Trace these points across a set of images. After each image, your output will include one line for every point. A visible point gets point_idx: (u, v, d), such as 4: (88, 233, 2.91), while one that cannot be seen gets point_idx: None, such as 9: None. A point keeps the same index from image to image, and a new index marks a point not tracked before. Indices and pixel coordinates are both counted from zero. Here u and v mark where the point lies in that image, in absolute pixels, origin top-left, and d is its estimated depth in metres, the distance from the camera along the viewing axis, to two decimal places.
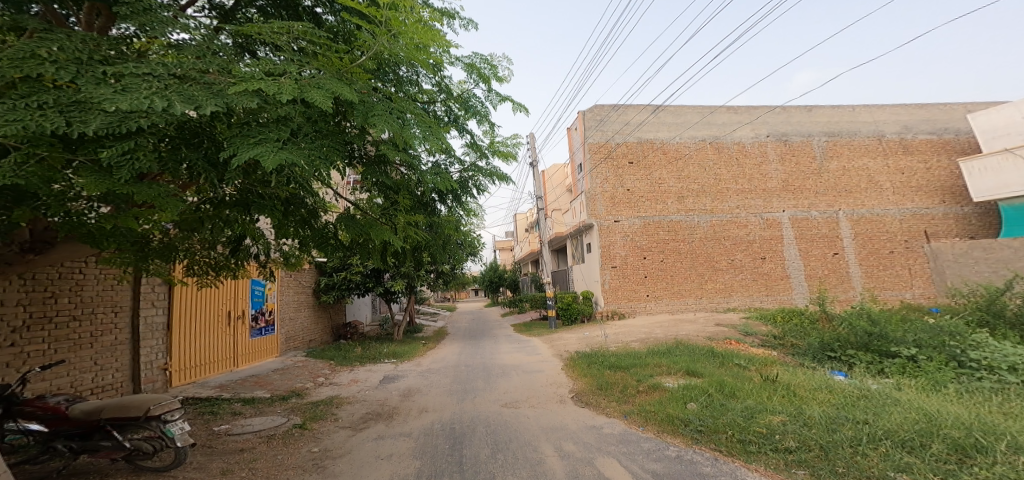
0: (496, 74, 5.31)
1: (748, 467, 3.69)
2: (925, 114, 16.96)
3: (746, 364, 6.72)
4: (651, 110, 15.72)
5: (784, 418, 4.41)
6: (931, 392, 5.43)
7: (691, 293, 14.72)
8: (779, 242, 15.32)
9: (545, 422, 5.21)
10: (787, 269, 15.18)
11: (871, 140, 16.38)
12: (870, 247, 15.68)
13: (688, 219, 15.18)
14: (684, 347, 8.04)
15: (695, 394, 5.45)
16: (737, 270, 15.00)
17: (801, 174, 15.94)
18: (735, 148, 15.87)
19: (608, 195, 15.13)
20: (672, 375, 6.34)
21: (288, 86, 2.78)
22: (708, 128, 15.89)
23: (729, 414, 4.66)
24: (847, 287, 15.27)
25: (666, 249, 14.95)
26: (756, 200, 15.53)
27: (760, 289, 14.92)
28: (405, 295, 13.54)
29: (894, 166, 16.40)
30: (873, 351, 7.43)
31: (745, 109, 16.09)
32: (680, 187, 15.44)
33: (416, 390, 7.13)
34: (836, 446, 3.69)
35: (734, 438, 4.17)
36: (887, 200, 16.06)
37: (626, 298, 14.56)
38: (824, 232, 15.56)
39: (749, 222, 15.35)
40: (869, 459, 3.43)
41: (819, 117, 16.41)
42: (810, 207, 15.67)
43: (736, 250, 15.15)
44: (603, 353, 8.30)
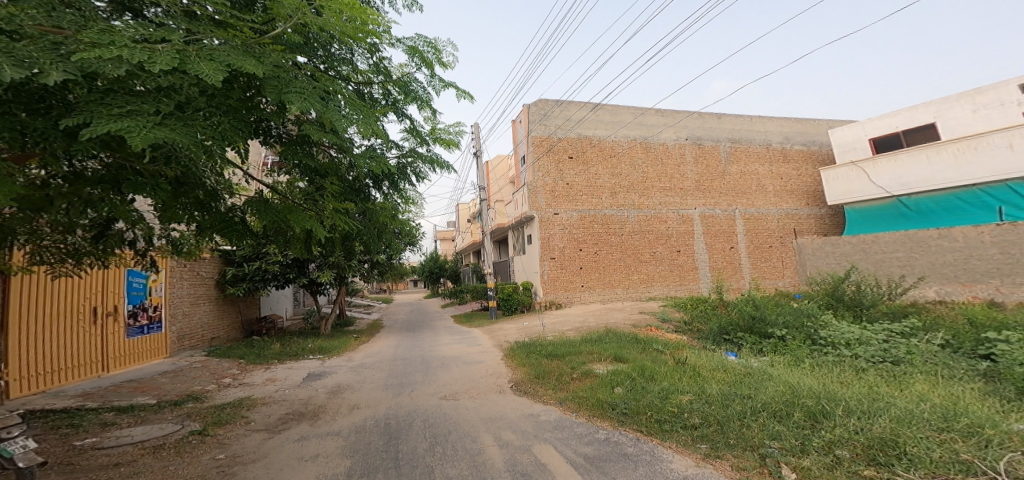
0: (439, 59, 5.17)
1: (663, 445, 4.06)
2: (802, 128, 19.67)
3: (663, 349, 7.36)
4: (590, 108, 16.27)
5: (691, 397, 4.90)
6: (802, 367, 6.39)
7: (619, 283, 15.66)
8: (689, 236, 16.87)
9: (484, 412, 5.26)
10: (696, 261, 16.79)
11: (763, 148, 18.65)
12: (757, 242, 17.92)
13: (618, 213, 16.08)
14: (613, 334, 8.59)
15: (622, 379, 5.85)
16: (658, 261, 16.28)
17: (710, 175, 17.67)
18: (659, 148, 17.12)
19: (548, 188, 15.49)
20: (602, 362, 6.76)
21: (166, 55, 2.41)
22: (635, 128, 16.85)
23: (648, 395, 5.09)
24: (739, 276, 17.38)
25: (599, 242, 15.72)
26: (675, 197, 16.95)
27: (674, 279, 16.35)
28: (334, 286, 12.73)
29: (777, 172, 18.84)
30: (756, 332, 8.57)
31: (669, 113, 17.35)
32: (614, 183, 16.29)
33: (346, 387, 6.77)
34: (729, 419, 4.18)
35: (652, 418, 4.57)
36: (770, 201, 18.43)
37: (564, 288, 15.11)
38: (723, 227, 17.45)
39: (669, 217, 16.70)
40: (751, 430, 3.95)
41: (726, 125, 18.27)
42: (715, 205, 17.46)
43: (658, 243, 16.42)
44: (541, 342, 8.57)
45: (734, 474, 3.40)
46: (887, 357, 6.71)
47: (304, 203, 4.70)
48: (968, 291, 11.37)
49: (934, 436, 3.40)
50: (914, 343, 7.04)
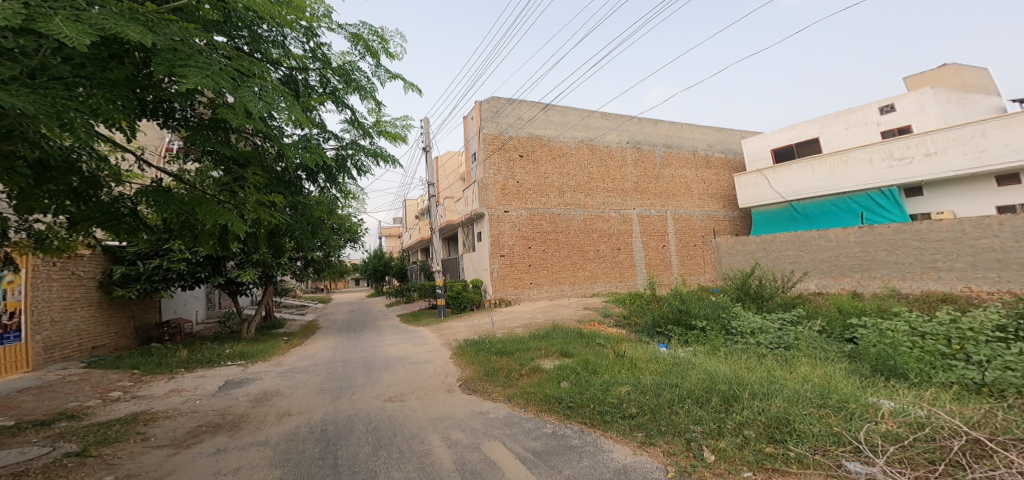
0: (386, 49, 4.94)
1: (605, 436, 4.21)
2: (722, 137, 21.42)
3: (605, 342, 7.66)
4: (540, 108, 16.45)
5: (628, 388, 5.13)
6: (720, 356, 6.89)
7: (565, 280, 16.01)
8: (628, 235, 17.65)
9: (432, 412, 5.13)
10: (634, 258, 17.64)
11: (690, 154, 20.02)
12: (685, 240, 19.21)
13: (566, 212, 16.42)
14: (560, 329, 8.80)
15: (568, 373, 5.99)
16: (602, 259, 16.87)
17: (648, 178, 18.67)
18: (603, 151, 17.76)
19: (498, 185, 15.45)
20: (549, 357, 6.88)
21: (13, 11, 2.05)
22: (581, 130, 17.33)
23: (591, 388, 5.25)
24: (669, 273, 18.56)
25: (548, 240, 15.97)
26: (617, 198, 17.67)
27: (614, 276, 17.01)
28: (257, 286, 11.72)
29: (701, 176, 20.32)
30: (681, 323, 9.20)
31: (613, 116, 18.05)
32: (562, 182, 16.61)
33: (272, 394, 6.27)
34: (661, 407, 4.40)
35: (595, 410, 4.70)
36: (695, 203, 19.82)
37: (513, 285, 15.17)
38: (657, 227, 18.51)
39: (610, 217, 17.37)
40: (679, 416, 4.18)
41: (661, 131, 19.41)
42: (650, 206, 18.48)
43: (602, 242, 17.00)
44: (490, 339, 8.53)
45: (665, 459, 3.58)
46: (781, 343, 7.51)
47: (218, 195, 3.97)
48: (838, 283, 12.83)
49: (819, 413, 3.82)
50: (800, 330, 7.90)
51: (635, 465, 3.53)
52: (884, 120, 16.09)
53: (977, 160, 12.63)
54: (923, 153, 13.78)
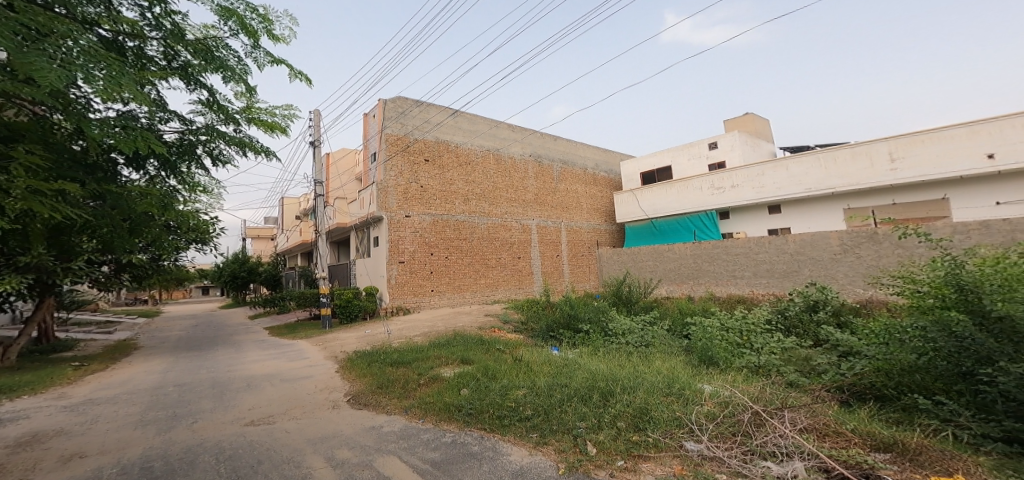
0: (268, 30, 4.47)
1: (504, 439, 4.27)
2: (609, 157, 23.64)
3: (504, 348, 7.83)
4: (449, 113, 16.38)
5: (524, 391, 5.26)
6: (601, 355, 7.45)
7: (466, 287, 15.94)
8: (527, 244, 18.32)
9: (311, 432, 4.69)
10: (532, 266, 18.37)
11: (582, 171, 21.64)
12: (574, 250, 20.55)
13: (470, 220, 16.47)
14: (460, 336, 8.74)
15: (468, 380, 5.99)
16: (504, 266, 17.28)
17: (547, 189, 19.71)
18: (508, 161, 18.27)
19: (400, 189, 14.83)
20: (449, 365, 6.80)
21: None
22: (488, 139, 17.62)
23: (491, 394, 5.28)
24: (561, 280, 19.64)
25: (451, 246, 15.79)
26: (518, 208, 18.28)
27: (514, 284, 17.51)
28: (23, 300, 9.30)
29: (591, 192, 22.06)
30: (571, 327, 9.81)
31: (518, 129, 18.79)
32: (467, 189, 16.62)
33: (58, 432, 4.98)
34: (553, 407, 4.60)
35: (494, 414, 4.74)
36: (584, 216, 21.34)
37: (412, 292, 14.60)
38: (552, 237, 19.55)
39: (512, 226, 17.87)
40: (566, 414, 4.41)
41: (559, 146, 20.73)
42: (548, 216, 19.49)
43: (503, 249, 17.38)
44: (385, 350, 8.12)
45: (557, 457, 3.75)
46: (644, 341, 8.37)
47: None
48: (681, 288, 13.80)
49: (667, 400, 4.39)
50: (655, 329, 8.93)
51: (530, 465, 3.64)
52: (710, 154, 18.40)
53: (761, 192, 15.68)
54: (731, 185, 16.52)
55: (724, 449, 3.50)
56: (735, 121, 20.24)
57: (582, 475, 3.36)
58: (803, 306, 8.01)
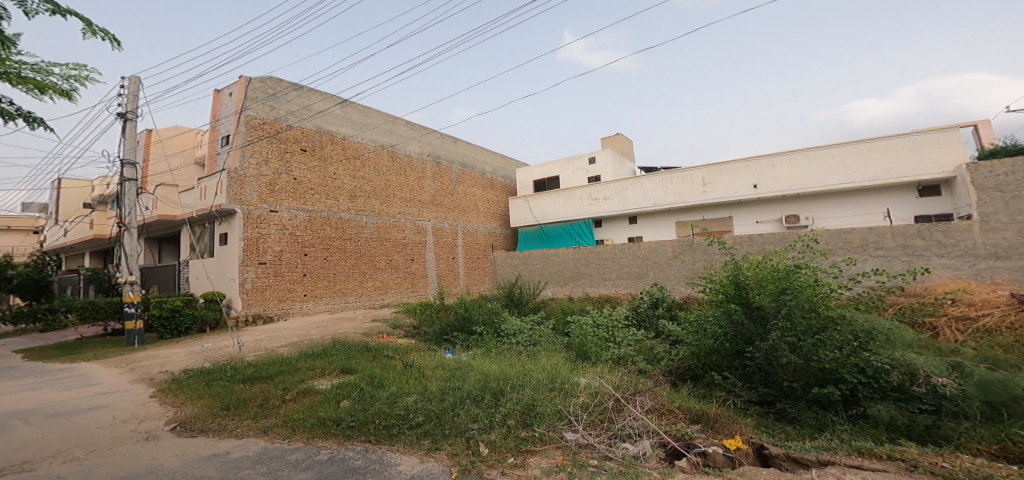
0: None
1: (392, 450, 4.03)
2: (506, 164, 24.31)
3: (393, 354, 7.50)
4: (337, 102, 15.31)
5: (415, 397, 5.02)
6: (494, 356, 7.54)
7: (353, 291, 14.95)
8: (422, 246, 17.90)
9: (108, 474, 3.70)
10: (426, 268, 17.97)
11: (480, 176, 21.87)
12: (470, 253, 20.60)
13: (356, 218, 15.42)
14: (341, 345, 8.09)
15: (348, 391, 5.55)
16: (394, 268, 16.53)
17: (444, 191, 19.51)
18: (404, 159, 17.66)
19: (265, 179, 13.11)
20: (326, 376, 6.28)
21: None
22: (380, 133, 16.75)
23: (376, 404, 4.94)
24: (456, 283, 19.53)
25: (332, 246, 14.47)
26: (414, 208, 17.77)
27: (408, 286, 16.98)
28: None
29: (489, 196, 22.42)
30: (464, 329, 9.86)
31: (416, 126, 18.31)
32: (354, 186, 15.55)
33: None
34: (445, 411, 4.49)
35: (381, 424, 4.46)
36: (480, 219, 21.53)
37: (277, 298, 12.89)
38: (448, 239, 19.34)
39: (406, 227, 17.27)
40: (460, 417, 4.38)
41: (459, 148, 20.73)
42: (445, 218, 19.31)
43: (394, 251, 16.64)
44: (234, 366, 7.09)
45: (449, 461, 3.67)
46: (535, 339, 8.72)
47: None
48: (563, 289, 14.59)
49: (550, 395, 4.60)
50: (543, 329, 9.30)
51: (421, 473, 3.51)
52: (591, 169, 19.65)
53: (625, 204, 16.96)
54: (604, 197, 17.68)
55: (596, 435, 3.80)
56: (611, 139, 22.04)
57: (475, 477, 3.32)
58: (647, 303, 9.04)
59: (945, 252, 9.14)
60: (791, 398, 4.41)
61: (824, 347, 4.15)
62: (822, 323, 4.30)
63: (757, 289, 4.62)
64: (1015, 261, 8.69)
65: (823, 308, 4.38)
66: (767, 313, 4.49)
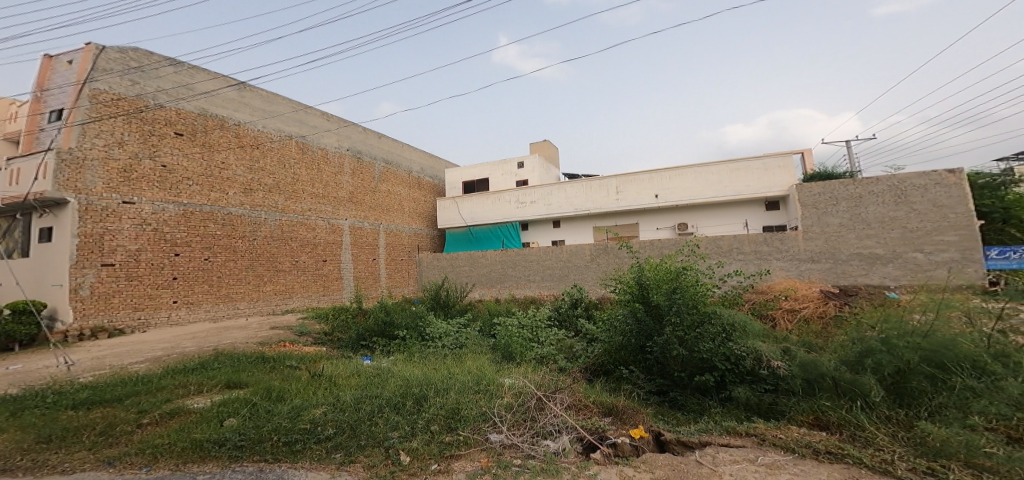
0: None
1: (295, 468, 3.31)
2: (431, 164, 23.45)
3: (296, 364, 6.79)
4: (233, 84, 13.17)
5: (322, 408, 4.15)
6: (417, 360, 7.05)
7: (245, 296, 12.59)
8: (337, 245, 16.46)
9: None
10: (342, 270, 16.48)
11: (406, 174, 21.08)
12: (392, 254, 19.36)
13: (252, 214, 13.17)
14: (226, 357, 7.15)
15: (235, 409, 4.33)
16: (302, 269, 14.67)
17: (364, 189, 18.39)
18: (318, 153, 16.20)
19: (117, 165, 10.16)
20: (203, 394, 5.11)
21: None
22: (287, 123, 15.01)
23: (275, 419, 3.91)
24: (377, 286, 18.22)
25: (215, 245, 11.97)
26: (327, 205, 16.25)
27: (318, 289, 15.25)
28: None
29: (415, 196, 21.49)
30: (385, 334, 9.32)
31: (332, 119, 17.07)
32: (250, 178, 13.29)
33: None
34: (361, 421, 3.86)
35: (280, 441, 3.59)
36: (404, 219, 20.40)
37: (133, 306, 10.06)
38: (367, 239, 18.13)
39: (317, 225, 15.61)
40: (378, 425, 3.82)
41: (383, 144, 19.95)
42: (364, 218, 18.09)
43: (302, 251, 14.78)
44: (60, 385, 5.46)
45: (365, 474, 3.21)
46: (460, 342, 8.28)
47: None
48: (490, 291, 14.44)
49: (475, 397, 4.29)
50: (469, 331, 8.83)
51: None
52: (519, 173, 19.80)
53: (550, 209, 17.07)
54: (530, 201, 17.49)
55: (519, 435, 3.69)
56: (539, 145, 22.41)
57: None
58: (569, 303, 9.24)
59: (782, 256, 10.45)
60: (681, 386, 4.63)
61: (701, 338, 4.47)
62: (697, 318, 4.55)
63: (654, 288, 4.79)
64: (825, 264, 10.16)
65: (701, 304, 4.64)
66: (663, 310, 4.69)
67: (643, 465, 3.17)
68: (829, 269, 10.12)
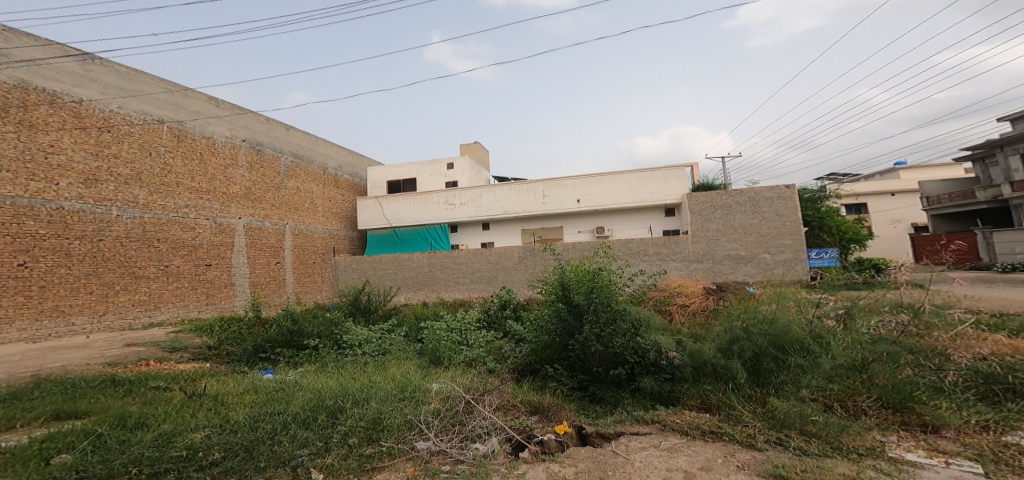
0: None
1: None
2: (353, 161, 20.22)
3: (164, 385, 5.14)
4: (75, 56, 9.72)
5: (207, 432, 3.59)
6: (331, 372, 5.97)
7: (81, 311, 9.17)
8: (228, 248, 12.88)
9: None
10: (232, 276, 12.87)
11: (320, 170, 17.65)
12: (302, 258, 15.77)
13: (96, 210, 9.69)
14: (55, 381, 5.29)
15: (69, 444, 3.38)
16: (175, 276, 11.20)
17: (263, 185, 14.64)
18: (201, 141, 12.50)
19: None
20: (21, 430, 3.84)
21: None
22: (158, 106, 11.38)
23: (132, 449, 3.23)
24: (280, 293, 14.62)
25: (36, 247, 8.61)
26: (213, 201, 12.58)
27: (199, 298, 11.70)
28: None
29: (328, 194, 17.93)
30: (292, 345, 7.66)
31: (224, 104, 13.51)
32: (95, 165, 9.74)
33: None
34: (258, 442, 3.42)
35: (144, 472, 3.00)
36: (317, 219, 17.02)
37: None
38: (269, 242, 14.52)
39: (196, 223, 11.98)
40: (281, 445, 3.42)
41: (292, 138, 16.47)
42: (264, 216, 14.41)
43: (173, 254, 11.23)
44: None
45: None
46: (383, 349, 7.29)
47: None
48: (418, 295, 14.00)
49: (399, 405, 4.11)
50: (394, 337, 7.82)
51: None
52: (449, 174, 19.45)
53: (479, 211, 17.02)
54: (459, 203, 17.25)
55: (447, 440, 3.61)
56: (469, 146, 22.35)
57: None
58: (497, 305, 9.29)
59: (676, 258, 11.52)
60: (600, 380, 4.88)
61: (614, 334, 4.75)
62: (611, 315, 4.85)
63: (575, 288, 4.99)
64: (706, 264, 11.39)
65: (614, 302, 4.95)
66: (582, 308, 4.92)
67: (567, 460, 3.33)
68: (709, 268, 11.36)
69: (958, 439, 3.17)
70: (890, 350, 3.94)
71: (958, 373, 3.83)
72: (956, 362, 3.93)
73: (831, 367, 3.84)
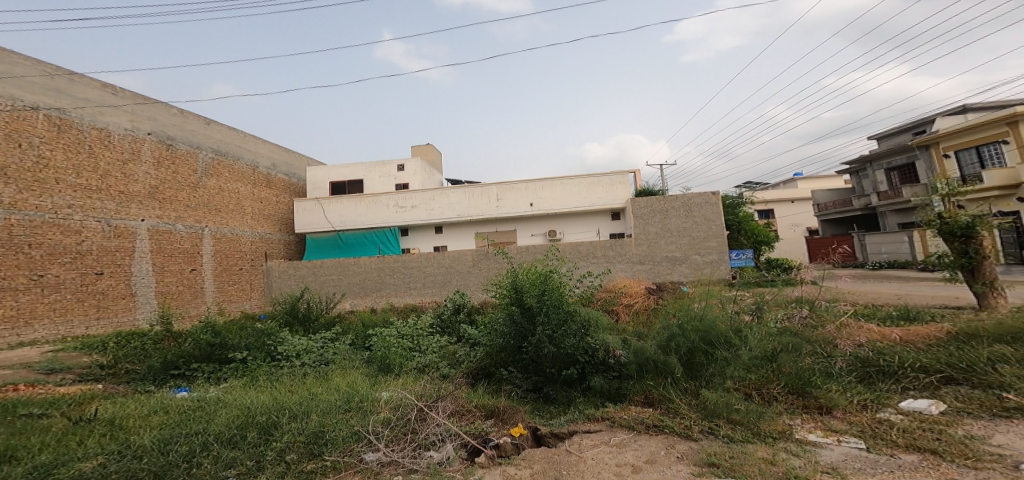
0: None
1: None
2: (289, 159, 18.22)
3: (42, 411, 4.44)
4: None
5: (100, 461, 3.20)
6: (262, 386, 5.32)
7: None
8: (126, 255, 10.72)
9: None
10: (132, 286, 10.78)
11: (249, 168, 15.41)
12: (225, 264, 13.65)
13: None
14: None
15: None
16: (52, 288, 9.17)
17: (174, 184, 12.31)
18: (88, 133, 10.23)
19: None
20: None
21: None
22: (32, 90, 9.30)
23: None
24: (197, 303, 12.50)
25: None
26: (106, 201, 10.40)
27: (86, 311, 9.67)
28: None
29: (258, 195, 15.81)
30: (214, 360, 6.63)
31: (121, 93, 11.21)
32: None
33: None
34: (169, 468, 3.11)
35: None
36: (246, 222, 14.91)
37: None
38: (183, 247, 12.33)
39: (82, 226, 9.85)
40: (199, 469, 3.13)
41: (214, 133, 14.13)
42: (175, 219, 12.20)
43: (51, 261, 9.23)
44: None
45: None
46: (325, 359, 6.65)
47: None
48: (365, 301, 13.39)
49: (345, 417, 3.92)
50: (338, 345, 7.17)
51: None
52: (399, 176, 18.59)
53: (431, 215, 16.72)
54: (411, 205, 16.82)
55: (398, 450, 3.52)
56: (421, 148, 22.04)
57: None
58: (451, 309, 9.18)
59: (622, 259, 11.97)
60: (553, 381, 4.97)
61: (565, 335, 4.84)
62: (563, 317, 4.94)
63: (527, 291, 5.05)
64: (648, 265, 11.95)
65: (564, 303, 5.05)
66: (534, 310, 4.99)
67: (523, 462, 3.36)
68: (651, 269, 11.93)
69: (847, 418, 3.56)
70: (794, 341, 4.38)
71: (845, 359, 4.34)
72: (842, 349, 4.44)
73: (750, 358, 4.16)
